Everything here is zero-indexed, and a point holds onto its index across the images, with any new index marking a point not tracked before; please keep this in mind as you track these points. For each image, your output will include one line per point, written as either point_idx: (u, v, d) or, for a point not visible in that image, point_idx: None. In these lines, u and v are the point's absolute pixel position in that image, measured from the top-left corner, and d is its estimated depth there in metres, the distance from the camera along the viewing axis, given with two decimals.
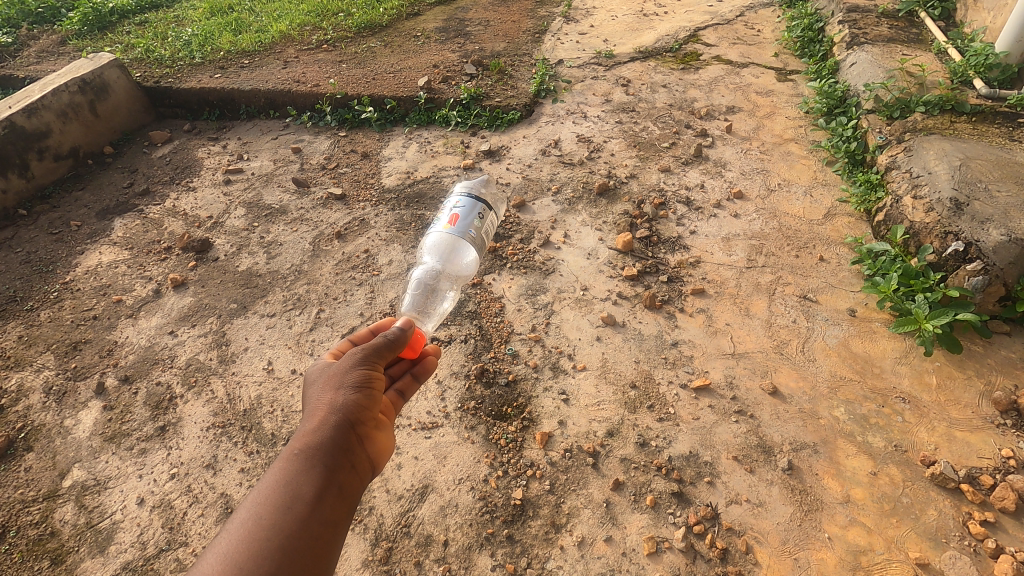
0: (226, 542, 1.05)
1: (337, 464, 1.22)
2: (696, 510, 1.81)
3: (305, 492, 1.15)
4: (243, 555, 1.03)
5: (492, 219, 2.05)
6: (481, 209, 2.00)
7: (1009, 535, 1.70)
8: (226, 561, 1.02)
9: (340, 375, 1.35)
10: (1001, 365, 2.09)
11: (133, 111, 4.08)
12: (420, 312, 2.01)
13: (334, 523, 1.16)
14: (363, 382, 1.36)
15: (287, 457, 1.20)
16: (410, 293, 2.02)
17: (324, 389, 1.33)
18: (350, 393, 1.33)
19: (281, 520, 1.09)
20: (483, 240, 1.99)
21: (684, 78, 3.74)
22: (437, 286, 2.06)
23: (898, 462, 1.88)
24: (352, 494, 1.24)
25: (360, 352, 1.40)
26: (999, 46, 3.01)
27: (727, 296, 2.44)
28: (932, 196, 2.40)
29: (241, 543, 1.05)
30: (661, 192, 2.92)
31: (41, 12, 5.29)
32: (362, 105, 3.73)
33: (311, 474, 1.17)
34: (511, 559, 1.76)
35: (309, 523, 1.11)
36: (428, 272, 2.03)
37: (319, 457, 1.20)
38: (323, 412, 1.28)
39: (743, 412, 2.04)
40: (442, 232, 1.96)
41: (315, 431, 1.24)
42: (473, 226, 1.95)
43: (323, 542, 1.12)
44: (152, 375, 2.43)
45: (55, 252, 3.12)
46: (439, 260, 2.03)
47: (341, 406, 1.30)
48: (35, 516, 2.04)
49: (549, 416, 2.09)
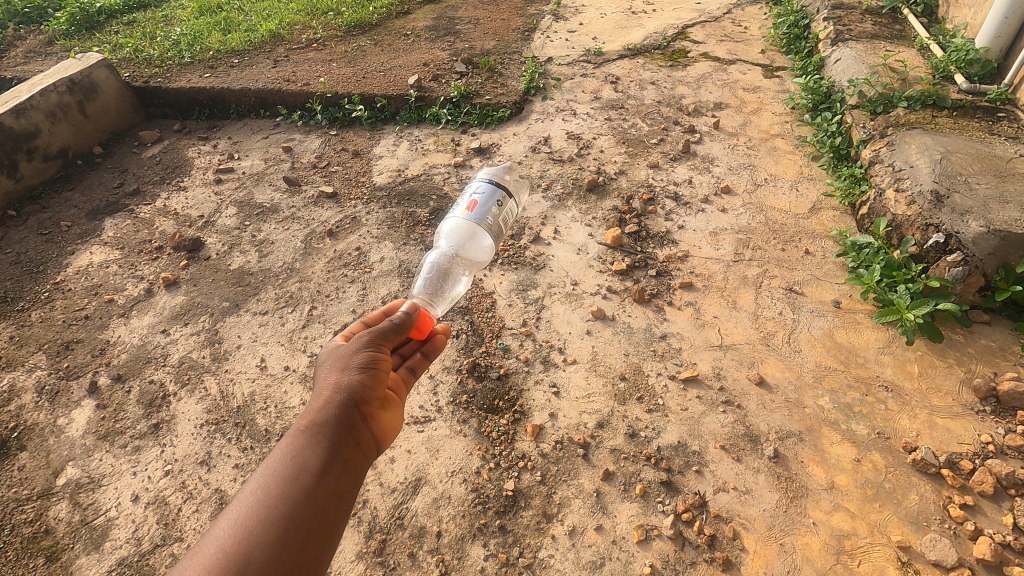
0: (237, 509, 1.09)
1: (341, 440, 1.24)
2: (685, 498, 1.84)
3: (310, 465, 1.18)
4: (251, 521, 1.07)
5: (512, 206, 2.02)
6: (500, 196, 1.97)
7: (988, 518, 1.74)
8: (237, 526, 1.06)
9: (346, 356, 1.37)
10: (981, 353, 2.14)
11: (122, 111, 4.07)
12: (431, 294, 2.03)
13: (340, 494, 1.18)
14: (368, 364, 1.38)
15: (295, 433, 1.23)
16: (423, 275, 2.06)
17: (331, 370, 1.35)
18: (355, 373, 1.35)
19: (288, 489, 1.13)
20: (501, 228, 1.97)
21: (672, 75, 3.78)
22: (450, 270, 2.09)
23: (881, 449, 1.92)
24: (358, 469, 1.27)
25: (367, 335, 1.42)
26: (978, 42, 3.07)
27: (715, 289, 2.47)
28: (914, 189, 2.45)
29: (249, 510, 1.09)
30: (649, 187, 2.96)
31: (28, 12, 5.26)
32: (353, 103, 3.74)
33: (317, 448, 1.20)
34: (503, 549, 1.78)
35: (314, 494, 1.14)
36: (442, 255, 2.05)
37: (325, 433, 1.24)
38: (329, 391, 1.31)
39: (730, 403, 2.08)
40: (460, 218, 1.95)
41: (321, 409, 1.27)
42: (490, 213, 1.92)
43: (329, 512, 1.15)
44: (146, 373, 2.44)
45: (46, 252, 3.12)
46: (453, 245, 2.03)
47: (347, 386, 1.32)
48: (29, 514, 2.05)
49: (540, 408, 2.12)
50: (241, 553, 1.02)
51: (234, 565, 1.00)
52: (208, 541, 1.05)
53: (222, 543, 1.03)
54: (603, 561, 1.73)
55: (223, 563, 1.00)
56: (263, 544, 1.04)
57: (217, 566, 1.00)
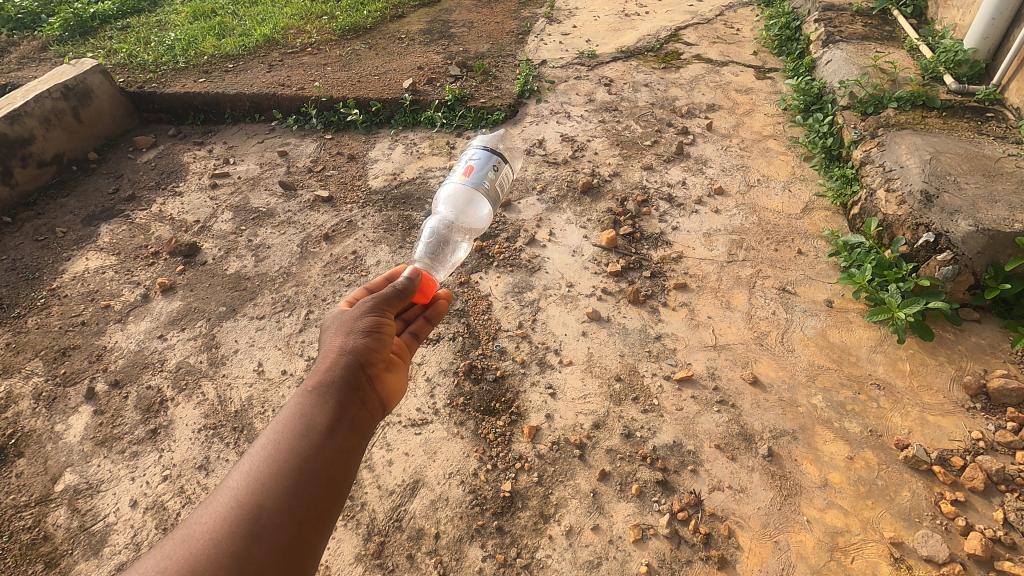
0: (249, 463, 1.12)
1: (349, 400, 1.26)
2: (680, 497, 1.86)
3: (318, 422, 1.19)
4: (262, 474, 1.09)
5: (507, 172, 2.08)
6: (497, 162, 2.03)
7: (978, 513, 1.77)
8: (249, 478, 1.09)
9: (350, 320, 1.39)
10: (971, 350, 2.17)
11: (117, 116, 4.07)
12: (433, 259, 2.09)
13: (348, 449, 1.20)
14: (374, 328, 1.39)
15: (303, 392, 1.25)
16: (423, 241, 2.10)
17: (335, 334, 1.37)
18: (360, 337, 1.36)
19: (297, 445, 1.15)
20: (497, 192, 2.03)
21: (664, 77, 3.81)
22: (450, 237, 2.14)
23: (873, 447, 1.94)
24: (365, 427, 1.28)
25: (371, 300, 1.44)
26: (967, 43, 3.10)
27: (709, 290, 2.50)
28: (904, 189, 2.47)
29: (261, 464, 1.11)
30: (643, 189, 2.98)
31: (21, 18, 5.26)
32: (347, 107, 3.76)
33: (324, 407, 1.22)
34: (501, 550, 1.80)
35: (322, 450, 1.16)
36: (441, 221, 2.11)
37: (332, 393, 1.25)
38: (334, 353, 1.32)
39: (724, 402, 2.10)
40: (457, 183, 2.02)
41: (328, 370, 1.29)
42: (487, 177, 1.98)
43: (338, 467, 1.17)
44: (143, 379, 2.44)
45: (42, 259, 3.12)
46: (453, 212, 2.11)
47: (352, 348, 1.33)
48: (28, 520, 2.05)
49: (537, 409, 2.13)
50: (253, 503, 1.05)
51: (247, 514, 1.03)
52: (223, 492, 1.08)
53: (236, 493, 1.06)
54: (600, 561, 1.74)
55: (238, 512, 1.03)
56: (276, 494, 1.07)
57: (231, 514, 1.03)
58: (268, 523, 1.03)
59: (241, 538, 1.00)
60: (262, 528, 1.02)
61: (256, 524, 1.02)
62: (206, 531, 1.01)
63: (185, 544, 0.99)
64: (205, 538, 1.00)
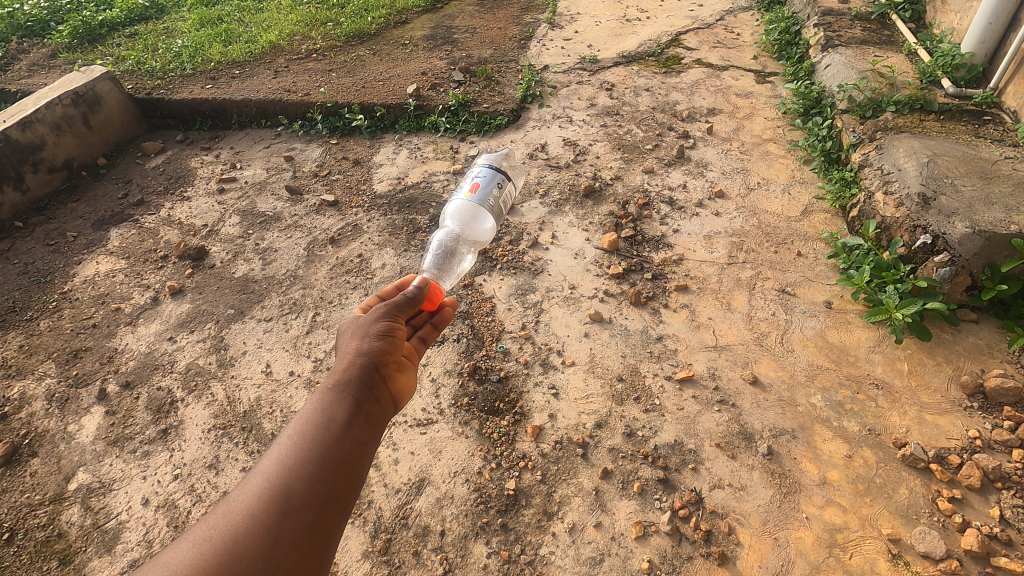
0: (277, 451, 1.16)
1: (364, 397, 1.30)
2: (681, 495, 1.89)
3: (338, 415, 1.23)
4: (289, 459, 1.14)
5: (510, 189, 2.15)
6: (500, 180, 2.10)
7: (975, 510, 1.80)
8: (278, 463, 1.14)
9: (365, 325, 1.43)
10: (968, 350, 2.20)
11: (125, 122, 4.14)
12: (440, 271, 2.10)
13: (365, 441, 1.24)
14: (386, 332, 1.43)
15: (322, 389, 1.29)
16: (431, 254, 2.11)
17: (351, 337, 1.41)
18: (374, 340, 1.40)
19: (320, 435, 1.19)
20: (501, 208, 2.09)
21: (666, 81, 3.85)
22: (456, 249, 2.16)
23: (871, 445, 1.97)
24: (380, 423, 1.32)
25: (383, 307, 1.48)
26: (964, 47, 3.12)
27: (710, 292, 2.53)
28: (902, 191, 2.50)
29: (288, 451, 1.16)
30: (644, 192, 3.02)
31: (30, 25, 5.35)
32: (352, 113, 3.81)
33: (343, 403, 1.26)
34: (506, 546, 1.83)
35: (342, 441, 1.20)
36: (448, 235, 2.13)
37: (349, 390, 1.29)
38: (350, 355, 1.36)
39: (724, 402, 2.13)
40: (463, 200, 2.07)
41: (345, 369, 1.33)
42: (492, 195, 2.05)
43: (356, 457, 1.20)
44: (153, 380, 2.49)
45: (53, 263, 3.18)
46: (459, 225, 2.13)
47: (367, 351, 1.38)
48: (42, 518, 2.10)
49: (540, 409, 2.17)
50: (283, 485, 1.10)
51: (278, 494, 1.08)
52: (255, 476, 1.13)
53: (268, 475, 1.11)
54: (603, 557, 1.78)
55: (269, 493, 1.08)
56: (303, 478, 1.12)
57: (265, 494, 1.08)
58: (297, 503, 1.08)
59: (273, 516, 1.05)
60: (292, 508, 1.07)
61: (285, 504, 1.07)
62: (243, 509, 1.06)
63: (223, 519, 1.05)
64: (241, 515, 1.05)
